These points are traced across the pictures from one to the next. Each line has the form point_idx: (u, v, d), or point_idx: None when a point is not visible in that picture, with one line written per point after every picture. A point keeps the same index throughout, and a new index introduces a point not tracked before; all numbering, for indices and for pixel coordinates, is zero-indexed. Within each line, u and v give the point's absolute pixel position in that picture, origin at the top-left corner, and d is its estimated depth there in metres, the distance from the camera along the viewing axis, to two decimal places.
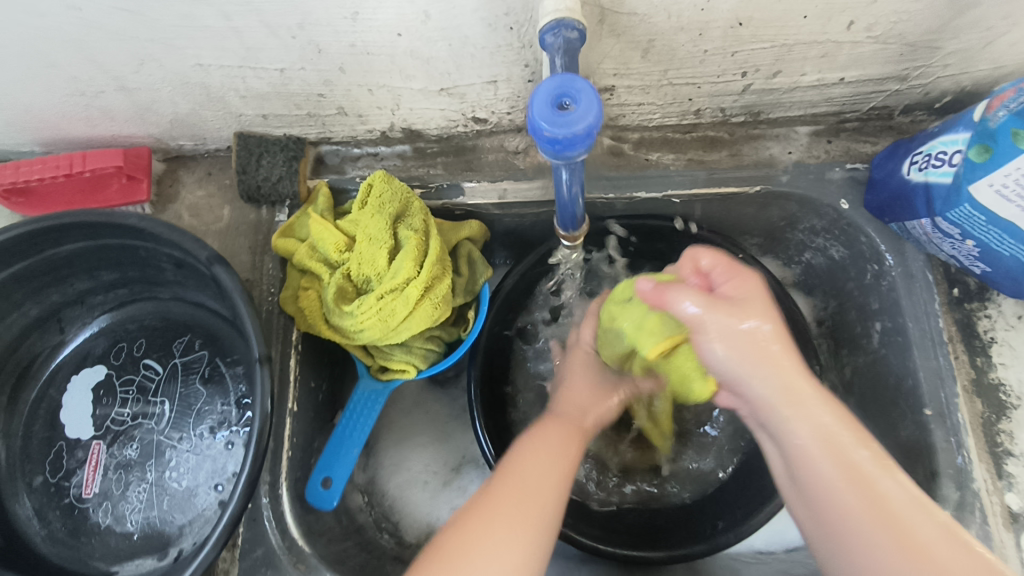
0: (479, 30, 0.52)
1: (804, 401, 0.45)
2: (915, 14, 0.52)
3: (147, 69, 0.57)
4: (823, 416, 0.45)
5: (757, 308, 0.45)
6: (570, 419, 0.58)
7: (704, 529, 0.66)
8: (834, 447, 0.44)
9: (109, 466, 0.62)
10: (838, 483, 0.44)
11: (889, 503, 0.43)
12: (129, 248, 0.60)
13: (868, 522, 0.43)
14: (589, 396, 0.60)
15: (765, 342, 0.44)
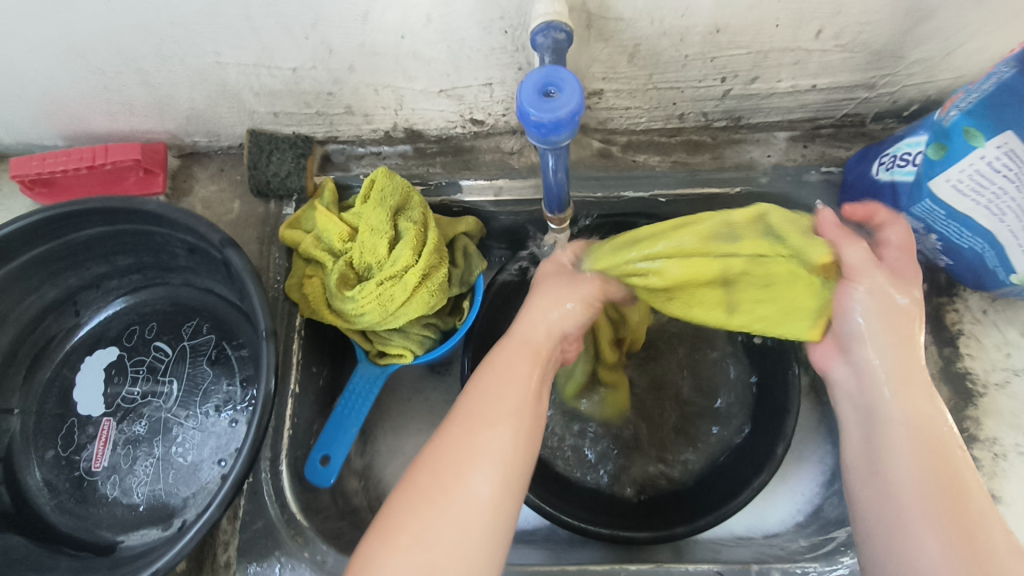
0: (477, 33, 0.57)
1: (918, 385, 0.48)
2: (877, 24, 0.57)
3: (169, 66, 0.61)
4: (927, 404, 0.47)
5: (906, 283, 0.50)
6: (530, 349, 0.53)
7: (686, 513, 0.68)
8: (914, 429, 0.47)
9: (118, 441, 0.65)
10: (906, 461, 0.46)
11: (948, 488, 0.44)
12: (146, 234, 0.63)
13: (926, 501, 0.44)
14: (550, 315, 0.55)
15: (909, 317, 0.49)
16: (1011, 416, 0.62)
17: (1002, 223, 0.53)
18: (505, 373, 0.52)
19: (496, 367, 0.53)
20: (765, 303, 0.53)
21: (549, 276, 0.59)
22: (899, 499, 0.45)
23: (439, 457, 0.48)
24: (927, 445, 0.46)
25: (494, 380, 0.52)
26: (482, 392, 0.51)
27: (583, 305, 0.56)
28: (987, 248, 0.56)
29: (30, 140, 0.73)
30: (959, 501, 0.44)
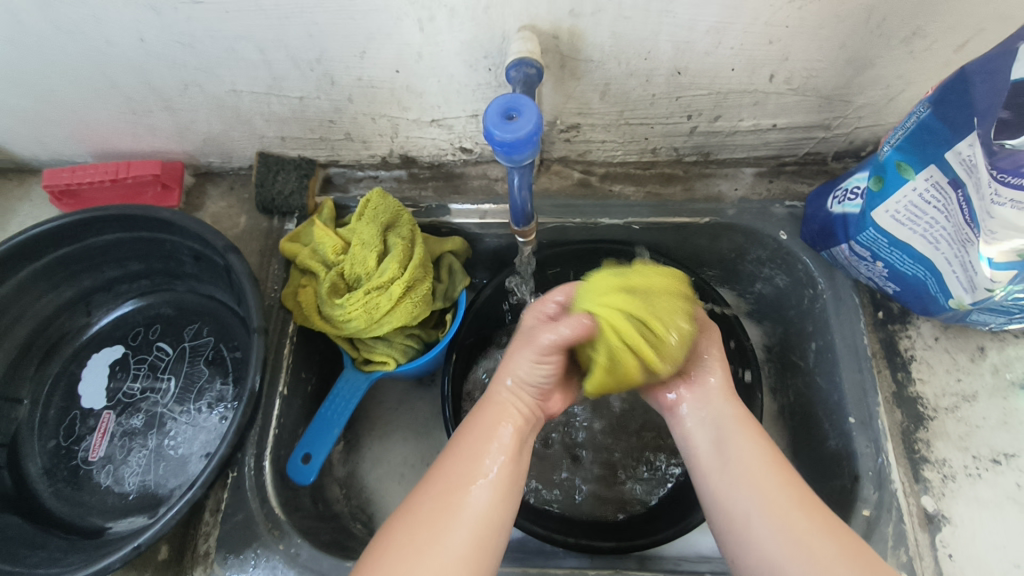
0: (463, 70, 0.64)
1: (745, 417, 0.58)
2: (822, 71, 0.63)
3: (191, 92, 0.68)
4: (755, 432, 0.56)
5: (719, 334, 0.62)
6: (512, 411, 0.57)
7: (652, 528, 0.71)
8: (746, 452, 0.54)
9: (115, 433, 0.69)
10: (747, 479, 0.53)
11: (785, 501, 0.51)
12: (157, 241, 0.69)
13: (769, 515, 0.50)
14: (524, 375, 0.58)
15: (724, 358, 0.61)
16: (959, 439, 0.65)
17: (936, 250, 0.57)
18: (483, 434, 0.55)
19: (471, 430, 0.56)
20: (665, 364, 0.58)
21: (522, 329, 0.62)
22: (739, 496, 0.52)
23: (418, 514, 0.50)
24: (752, 441, 0.55)
25: (472, 439, 0.55)
26: (456, 453, 0.54)
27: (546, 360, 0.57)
28: (928, 276, 0.60)
29: (60, 156, 0.80)
30: (782, 486, 0.52)
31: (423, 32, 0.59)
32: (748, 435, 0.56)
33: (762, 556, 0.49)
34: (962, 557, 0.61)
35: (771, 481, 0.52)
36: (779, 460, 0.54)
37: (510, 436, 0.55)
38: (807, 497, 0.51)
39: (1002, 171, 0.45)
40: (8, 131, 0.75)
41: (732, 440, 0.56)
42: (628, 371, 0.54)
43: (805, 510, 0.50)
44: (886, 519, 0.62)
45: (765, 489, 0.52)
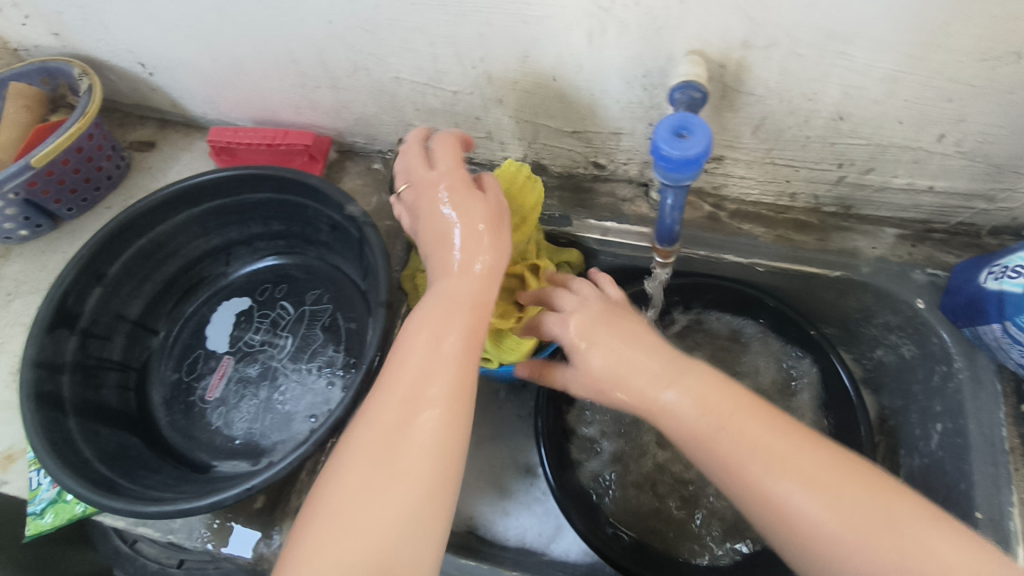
0: (618, 85, 0.64)
1: (692, 380, 0.50)
2: (1000, 138, 0.59)
3: (357, 75, 0.72)
4: (716, 395, 0.49)
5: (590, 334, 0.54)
6: (453, 302, 0.50)
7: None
8: (724, 416, 0.47)
9: (232, 378, 0.74)
10: (755, 456, 0.45)
11: (820, 473, 0.44)
12: (302, 207, 0.73)
13: (818, 495, 0.43)
14: (462, 267, 0.52)
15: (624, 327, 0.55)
16: None
17: None
18: (419, 335, 0.49)
19: (416, 335, 0.49)
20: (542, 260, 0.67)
21: (460, 205, 0.53)
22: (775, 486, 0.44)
23: (375, 439, 0.45)
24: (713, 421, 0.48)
25: (440, 349, 0.48)
26: (416, 357, 0.48)
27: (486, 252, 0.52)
28: None
29: (226, 116, 0.87)
30: (797, 474, 0.44)
31: (589, 44, 0.60)
32: (712, 422, 0.48)
33: (847, 552, 0.41)
34: None
35: (757, 470, 0.45)
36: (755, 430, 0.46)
37: (460, 342, 0.48)
38: (818, 468, 0.44)
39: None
40: (188, 88, 0.82)
41: (697, 424, 0.48)
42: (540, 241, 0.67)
43: (832, 494, 0.43)
44: None
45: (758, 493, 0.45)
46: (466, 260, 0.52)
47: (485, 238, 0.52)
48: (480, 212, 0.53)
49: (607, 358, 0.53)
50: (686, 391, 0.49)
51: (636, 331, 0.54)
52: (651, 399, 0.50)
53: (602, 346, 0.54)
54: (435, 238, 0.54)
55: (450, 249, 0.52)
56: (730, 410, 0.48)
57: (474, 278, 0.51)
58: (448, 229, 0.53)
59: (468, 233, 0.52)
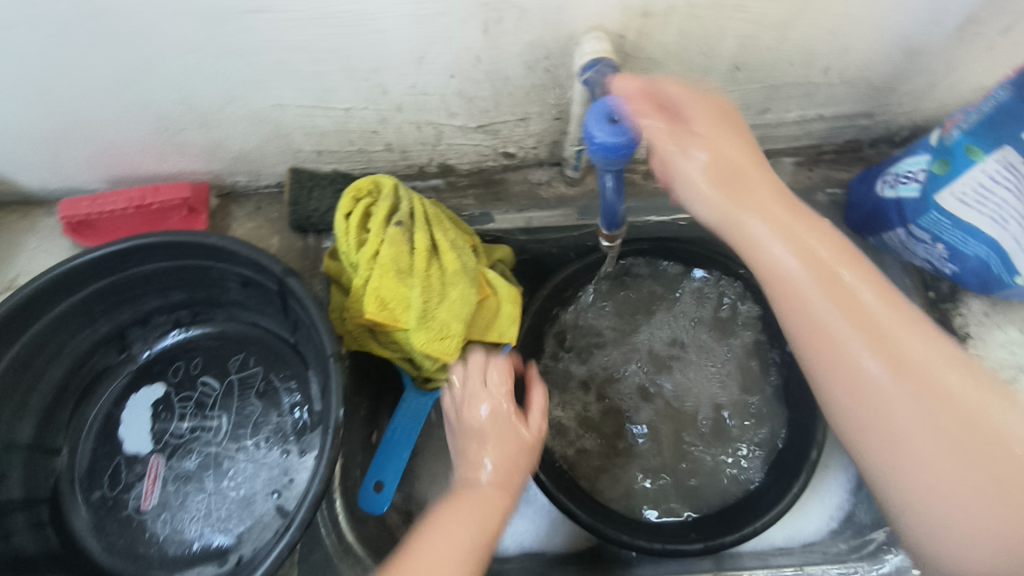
0: (520, 71, 0.62)
1: (777, 215, 0.47)
2: (875, 62, 0.64)
3: (229, 108, 0.64)
4: (815, 241, 0.47)
5: (703, 140, 0.48)
6: (486, 490, 0.55)
7: (736, 521, 0.71)
8: (824, 283, 0.45)
9: (168, 478, 0.64)
10: (834, 316, 0.44)
11: (903, 357, 0.43)
12: (202, 268, 0.65)
13: (899, 385, 0.42)
14: (493, 458, 0.58)
15: (722, 156, 0.48)
16: None
17: (1005, 231, 0.58)
18: (459, 511, 0.53)
19: (457, 511, 0.53)
20: (456, 267, 0.66)
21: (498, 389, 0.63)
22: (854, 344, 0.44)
23: None
24: (843, 311, 0.44)
25: (480, 524, 0.52)
26: (479, 519, 0.53)
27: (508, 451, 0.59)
28: (990, 254, 0.62)
29: (72, 182, 0.74)
30: (888, 356, 0.43)
31: (486, 35, 0.57)
32: (817, 293, 0.45)
33: (909, 448, 0.42)
34: None
35: (841, 360, 0.44)
36: (915, 354, 0.43)
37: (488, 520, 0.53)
38: (935, 378, 0.42)
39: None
40: (16, 159, 0.69)
41: (792, 271, 0.46)
42: (456, 246, 0.68)
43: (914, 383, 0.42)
44: None
45: (866, 401, 0.44)
46: (494, 443, 0.59)
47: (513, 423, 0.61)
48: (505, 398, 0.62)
49: (677, 162, 0.49)
50: (776, 209, 0.48)
51: (728, 133, 0.49)
52: (773, 258, 0.47)
53: (706, 196, 0.49)
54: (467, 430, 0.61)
55: (480, 437, 0.60)
56: (889, 320, 0.44)
57: (504, 473, 0.57)
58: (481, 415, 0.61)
59: (506, 418, 0.61)
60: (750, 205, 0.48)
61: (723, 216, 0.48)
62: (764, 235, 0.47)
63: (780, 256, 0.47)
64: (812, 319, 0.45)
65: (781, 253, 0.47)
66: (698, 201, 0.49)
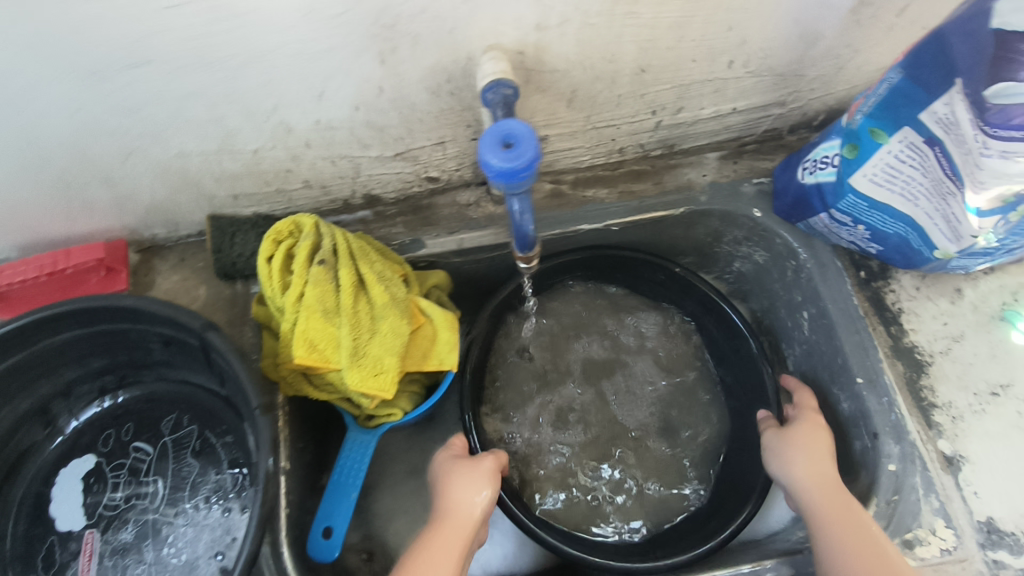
0: (425, 97, 0.61)
1: (824, 454, 0.66)
2: (776, 50, 0.65)
3: (132, 161, 0.61)
4: (842, 500, 0.61)
5: (795, 430, 0.69)
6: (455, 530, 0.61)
7: (711, 530, 0.72)
8: (824, 487, 0.63)
9: (104, 553, 0.61)
10: (826, 516, 0.61)
11: (868, 552, 0.57)
12: (120, 332, 0.61)
13: (861, 566, 0.56)
14: (459, 501, 0.63)
15: (812, 421, 0.70)
16: (958, 379, 0.68)
17: (916, 207, 0.59)
18: (427, 553, 0.59)
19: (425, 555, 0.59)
20: (385, 300, 0.65)
21: (449, 464, 0.68)
22: (831, 537, 0.59)
23: None
24: (826, 495, 0.63)
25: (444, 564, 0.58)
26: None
27: (475, 496, 0.64)
28: (909, 231, 0.62)
29: None
30: (854, 535, 0.58)
31: (383, 65, 0.55)
32: (798, 440, 0.68)
33: None
34: (986, 492, 0.63)
35: (842, 544, 0.58)
36: (879, 542, 0.58)
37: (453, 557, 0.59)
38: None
39: (992, 126, 0.46)
40: None
41: (799, 480, 0.65)
42: (383, 278, 0.67)
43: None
44: (912, 471, 0.64)
45: (864, 561, 0.57)
46: (457, 488, 0.64)
47: (454, 489, 0.64)
48: (451, 467, 0.67)
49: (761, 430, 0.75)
50: (818, 479, 0.64)
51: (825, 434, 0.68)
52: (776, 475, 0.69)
53: (800, 470, 0.66)
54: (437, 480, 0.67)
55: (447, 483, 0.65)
56: (848, 516, 0.60)
57: (472, 516, 0.62)
58: (437, 486, 0.66)
59: (450, 485, 0.65)
60: (799, 454, 0.67)
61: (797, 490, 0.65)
62: (805, 470, 0.65)
63: (791, 479, 0.66)
64: (776, 460, 0.69)
65: (791, 479, 0.66)
66: (796, 477, 0.66)
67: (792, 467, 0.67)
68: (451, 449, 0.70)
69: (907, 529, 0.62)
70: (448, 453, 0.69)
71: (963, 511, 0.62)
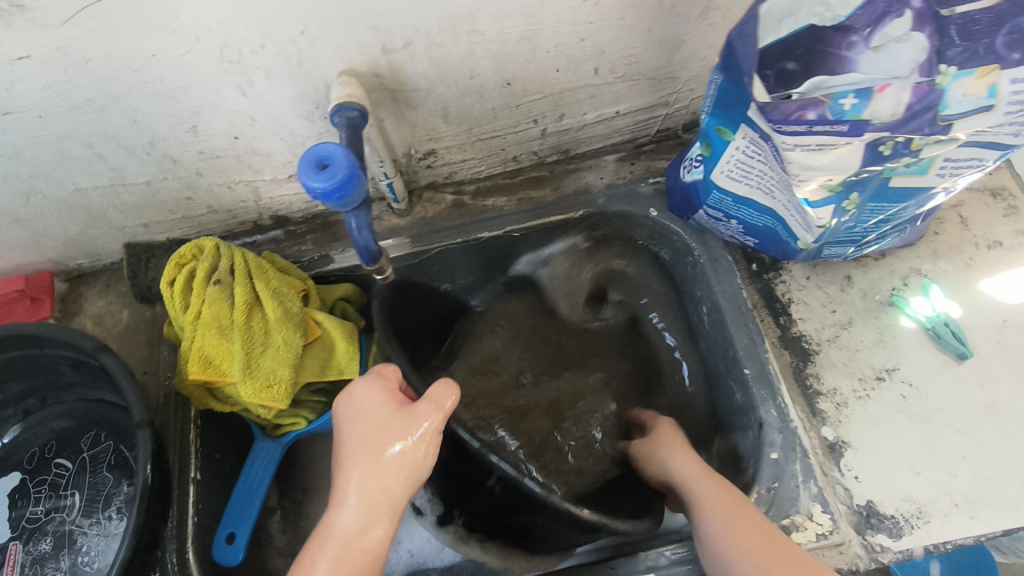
0: (300, 123, 0.64)
1: (689, 451, 0.66)
2: (640, 56, 0.67)
3: (33, 201, 0.67)
4: (718, 485, 0.61)
5: (662, 435, 0.70)
6: (377, 506, 0.52)
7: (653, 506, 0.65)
8: (697, 477, 0.63)
9: (25, 563, 0.66)
10: (707, 501, 0.60)
11: (754, 531, 0.56)
12: (29, 357, 0.66)
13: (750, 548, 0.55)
14: (379, 468, 0.53)
15: (671, 428, 0.72)
16: (844, 366, 0.69)
17: (774, 199, 0.60)
18: (344, 535, 0.52)
19: (342, 535, 0.52)
20: (278, 316, 0.68)
21: (360, 424, 0.55)
22: (714, 521, 0.58)
23: None
24: (704, 480, 0.62)
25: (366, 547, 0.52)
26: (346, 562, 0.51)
27: (399, 465, 0.53)
28: (775, 223, 0.64)
29: None
30: (738, 516, 0.57)
31: (246, 96, 0.59)
32: (668, 443, 0.68)
33: None
34: (867, 476, 0.64)
35: (727, 527, 0.57)
36: (762, 520, 0.57)
37: (376, 539, 0.52)
38: (788, 557, 0.54)
39: (775, 123, 0.48)
40: None
41: (676, 471, 0.64)
42: (280, 295, 0.70)
43: (771, 557, 0.54)
44: (793, 459, 0.65)
45: (752, 541, 0.55)
46: (378, 448, 0.54)
47: (367, 460, 0.53)
48: (358, 435, 0.55)
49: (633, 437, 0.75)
50: (689, 470, 0.64)
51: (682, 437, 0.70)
52: (656, 470, 0.67)
53: (675, 463, 0.65)
54: (353, 424, 0.55)
55: (364, 437, 0.54)
56: (727, 499, 0.59)
57: (397, 487, 0.53)
58: (352, 434, 0.55)
59: (355, 462, 0.53)
60: (672, 452, 0.67)
61: (675, 482, 0.64)
62: (681, 469, 0.64)
63: (671, 472, 0.65)
64: (655, 458, 0.68)
65: (671, 473, 0.65)
66: (674, 470, 0.65)
67: (671, 461, 0.66)
68: (367, 396, 0.57)
69: (785, 515, 0.63)
70: (371, 388, 0.57)
71: (842, 496, 0.64)
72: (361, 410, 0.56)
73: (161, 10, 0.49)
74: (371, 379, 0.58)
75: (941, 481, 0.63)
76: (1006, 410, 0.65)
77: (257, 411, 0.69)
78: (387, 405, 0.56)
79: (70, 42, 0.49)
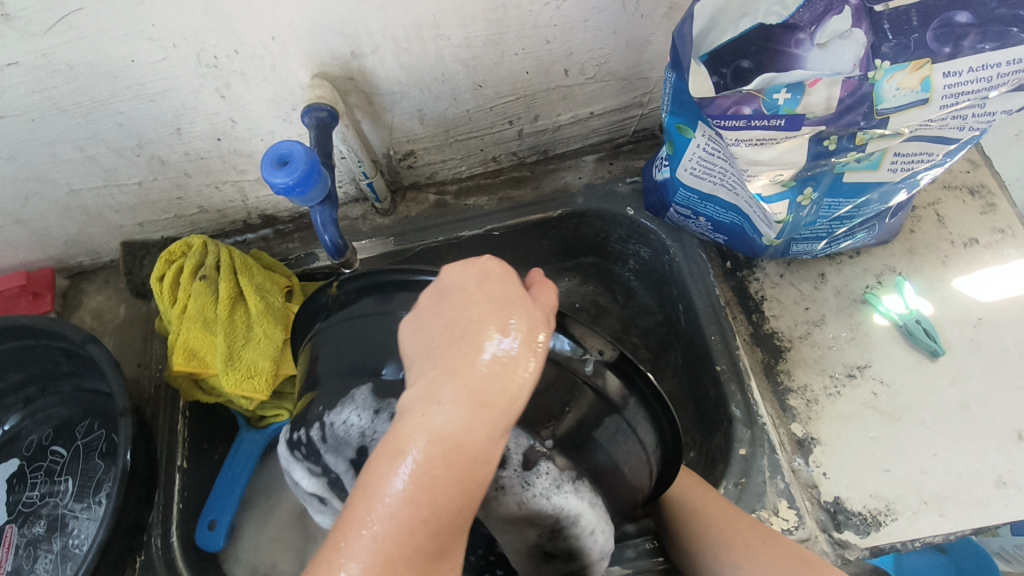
0: (279, 125, 0.67)
1: None
2: (608, 57, 0.68)
3: (32, 202, 0.71)
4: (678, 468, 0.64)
5: None
6: (492, 403, 0.39)
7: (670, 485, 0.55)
8: None
9: (20, 544, 0.69)
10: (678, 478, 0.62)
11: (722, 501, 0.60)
12: (27, 348, 0.70)
13: (726, 511, 0.59)
14: (499, 353, 0.40)
15: None
16: (816, 363, 0.69)
17: (737, 196, 0.61)
18: (450, 433, 0.38)
19: (449, 430, 0.38)
20: (260, 311, 0.71)
21: (470, 308, 0.42)
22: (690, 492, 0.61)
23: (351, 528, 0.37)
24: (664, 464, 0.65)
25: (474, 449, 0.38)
26: (450, 462, 0.38)
27: (520, 356, 0.40)
28: (741, 220, 0.64)
29: None
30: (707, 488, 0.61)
31: (225, 99, 0.62)
32: None
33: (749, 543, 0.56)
34: (836, 473, 0.64)
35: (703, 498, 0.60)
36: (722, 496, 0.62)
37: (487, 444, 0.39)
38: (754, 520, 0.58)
39: (714, 119, 0.48)
40: None
41: None
42: (262, 290, 0.73)
43: (745, 518, 0.58)
44: (760, 454, 0.65)
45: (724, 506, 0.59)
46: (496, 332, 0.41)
47: (484, 342, 0.40)
48: (464, 321, 0.41)
49: None
50: None
51: None
52: None
53: None
54: (459, 304, 0.42)
55: (476, 318, 0.41)
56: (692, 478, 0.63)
57: (517, 384, 0.40)
58: (460, 316, 0.42)
59: (470, 343, 0.40)
60: None
61: None
62: None
63: None
64: None
65: None
66: None
67: None
68: (483, 279, 0.43)
69: (751, 509, 0.63)
70: (484, 273, 0.43)
71: (808, 491, 0.64)
72: (470, 293, 0.43)
73: (137, 18, 0.52)
74: (487, 267, 0.44)
75: (911, 479, 0.63)
76: (978, 407, 0.65)
77: (240, 402, 0.71)
78: (499, 294, 0.42)
79: (56, 49, 0.53)
